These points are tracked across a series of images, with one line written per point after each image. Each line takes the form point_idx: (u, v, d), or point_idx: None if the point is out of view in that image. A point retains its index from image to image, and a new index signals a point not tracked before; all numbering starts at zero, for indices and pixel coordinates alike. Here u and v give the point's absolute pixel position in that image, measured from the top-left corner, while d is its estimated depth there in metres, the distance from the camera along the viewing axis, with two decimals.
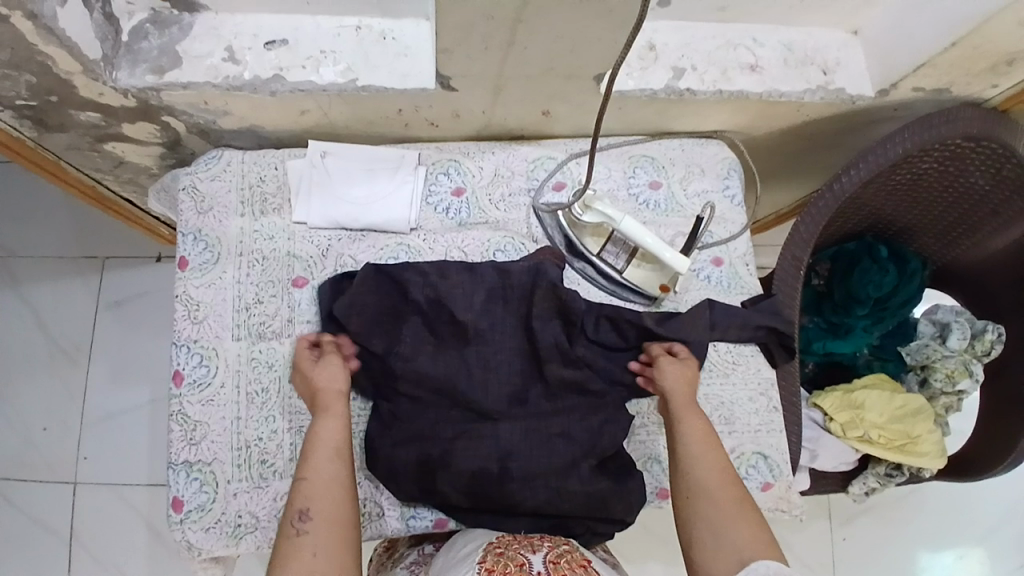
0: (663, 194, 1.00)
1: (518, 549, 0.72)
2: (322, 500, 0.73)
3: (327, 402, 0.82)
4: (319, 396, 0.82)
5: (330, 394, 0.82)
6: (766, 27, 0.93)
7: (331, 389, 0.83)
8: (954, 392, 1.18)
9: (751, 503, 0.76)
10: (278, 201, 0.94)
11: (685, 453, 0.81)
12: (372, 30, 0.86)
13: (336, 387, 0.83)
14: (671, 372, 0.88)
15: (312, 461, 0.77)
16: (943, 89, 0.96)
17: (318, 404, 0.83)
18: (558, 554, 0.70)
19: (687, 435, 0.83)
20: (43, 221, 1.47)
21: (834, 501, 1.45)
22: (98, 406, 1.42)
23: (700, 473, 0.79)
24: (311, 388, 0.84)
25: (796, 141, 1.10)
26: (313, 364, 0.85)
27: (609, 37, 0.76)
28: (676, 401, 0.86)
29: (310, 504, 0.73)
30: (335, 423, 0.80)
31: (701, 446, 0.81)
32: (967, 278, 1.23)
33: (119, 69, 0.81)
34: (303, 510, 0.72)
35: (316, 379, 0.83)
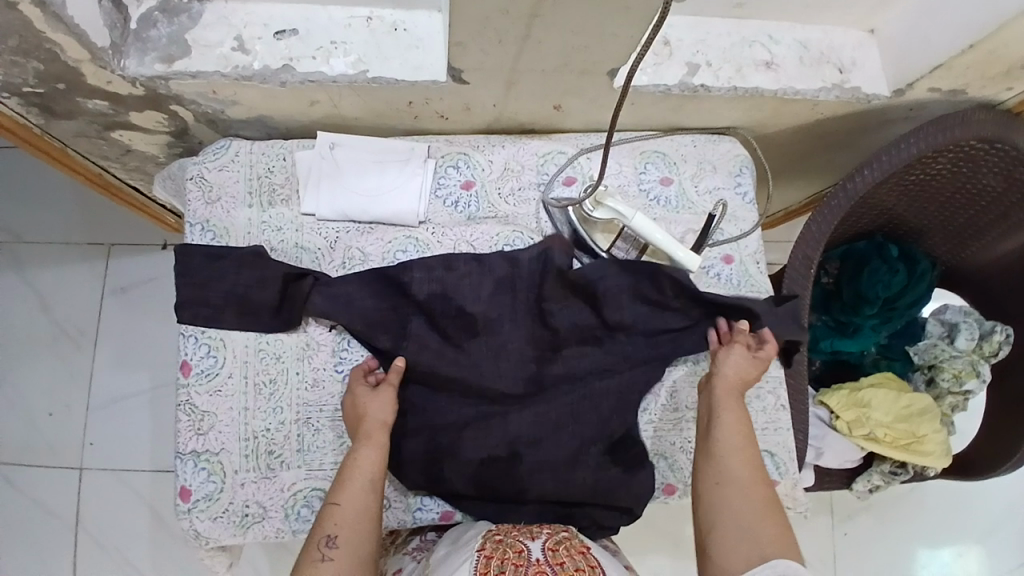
0: (674, 190, 0.99)
1: (517, 536, 0.73)
2: (350, 529, 0.74)
3: (372, 428, 0.81)
4: (363, 423, 0.82)
5: (375, 423, 0.81)
6: (782, 23, 0.92)
7: (377, 418, 0.82)
8: (961, 392, 1.17)
9: (772, 503, 0.76)
10: (287, 192, 0.93)
11: (722, 442, 0.81)
12: (383, 21, 0.85)
13: (382, 417, 0.82)
14: (734, 360, 0.87)
15: (347, 487, 0.77)
16: (958, 91, 0.95)
17: (361, 428, 0.82)
18: (557, 540, 0.71)
19: (728, 424, 0.82)
20: (49, 209, 1.47)
21: (836, 497, 1.45)
22: (102, 392, 1.42)
23: (733, 465, 0.79)
24: (357, 413, 0.83)
25: (809, 138, 1.09)
26: (365, 390, 0.84)
27: (624, 33, 0.75)
28: (726, 390, 0.85)
29: (338, 531, 0.73)
30: (374, 453, 0.80)
31: (737, 437, 0.81)
32: (978, 279, 1.22)
33: (128, 58, 0.80)
34: (330, 535, 0.73)
35: (364, 405, 0.83)
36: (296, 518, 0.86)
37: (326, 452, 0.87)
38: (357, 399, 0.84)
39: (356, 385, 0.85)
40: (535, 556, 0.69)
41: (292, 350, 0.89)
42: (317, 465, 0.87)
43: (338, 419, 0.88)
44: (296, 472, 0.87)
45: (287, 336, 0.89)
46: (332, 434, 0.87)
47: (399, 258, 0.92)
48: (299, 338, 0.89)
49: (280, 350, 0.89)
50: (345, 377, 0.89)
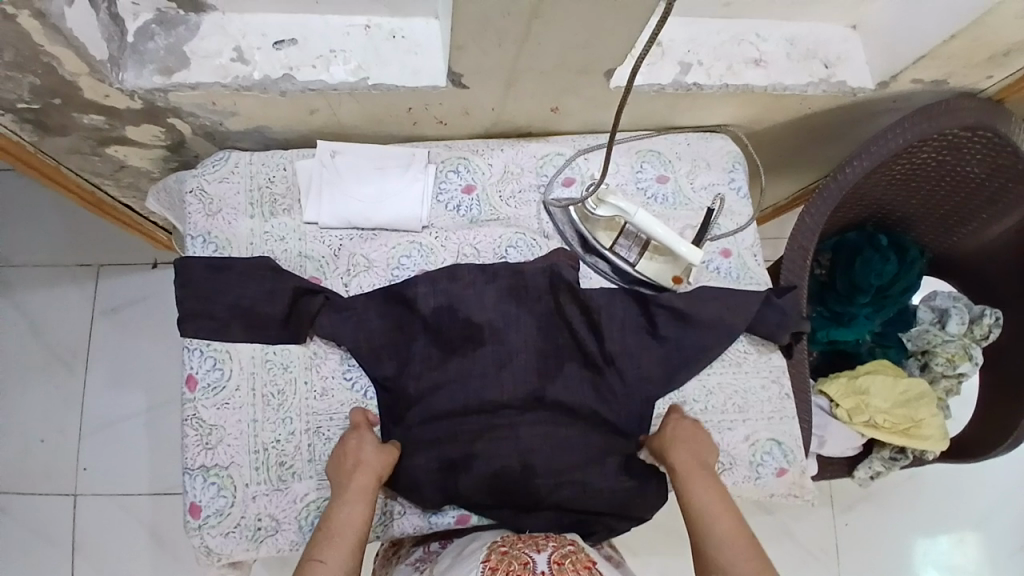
0: (671, 187, 1.01)
1: (522, 549, 0.71)
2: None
3: (364, 482, 0.79)
4: (359, 471, 0.80)
5: (371, 475, 0.80)
6: (769, 21, 0.95)
7: (370, 471, 0.80)
8: (954, 374, 1.20)
9: (771, 571, 0.72)
10: (288, 201, 0.93)
11: (699, 524, 0.77)
12: (381, 29, 0.86)
13: (376, 471, 0.80)
14: (672, 435, 0.85)
15: (333, 544, 0.73)
16: (941, 81, 0.98)
17: (348, 482, 0.79)
18: (563, 554, 0.70)
19: (698, 503, 0.79)
20: (37, 228, 1.44)
21: (837, 487, 1.47)
22: (97, 415, 1.39)
23: (720, 546, 0.75)
24: (344, 467, 0.81)
25: (797, 133, 1.12)
26: (364, 438, 0.82)
27: (622, 32, 0.77)
28: (679, 466, 0.82)
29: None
30: (364, 507, 0.77)
31: (712, 510, 0.78)
32: (965, 265, 1.26)
33: (126, 70, 0.80)
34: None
35: (356, 458, 0.81)
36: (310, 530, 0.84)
37: None
38: (354, 446, 0.82)
39: (350, 435, 0.83)
40: (540, 568, 0.68)
41: (299, 360, 0.88)
42: None
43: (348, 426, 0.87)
44: (309, 483, 0.85)
45: (293, 346, 0.88)
46: None
47: (404, 263, 0.93)
48: (306, 348, 0.88)
49: (287, 360, 0.88)
50: (354, 384, 0.89)
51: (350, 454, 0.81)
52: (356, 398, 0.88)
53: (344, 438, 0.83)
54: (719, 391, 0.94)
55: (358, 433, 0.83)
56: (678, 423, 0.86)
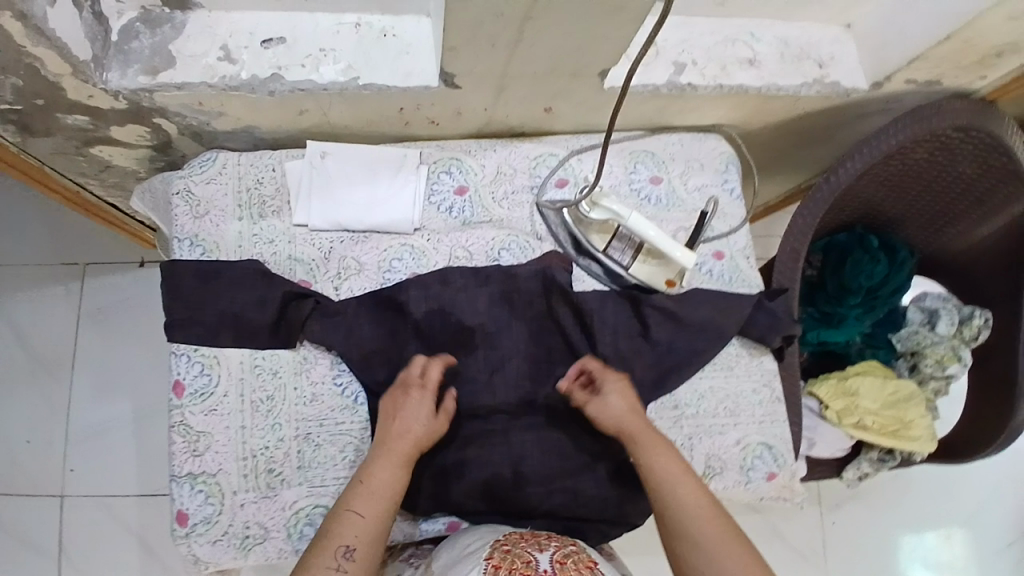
0: (664, 189, 1.01)
1: (524, 548, 0.71)
2: (369, 545, 0.71)
3: (410, 447, 0.78)
4: (404, 436, 0.78)
5: (417, 442, 0.78)
6: (763, 21, 0.94)
7: (417, 439, 0.79)
8: (943, 376, 1.22)
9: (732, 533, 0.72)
10: (277, 203, 0.91)
11: (659, 489, 0.76)
12: (372, 28, 0.84)
13: (423, 438, 0.79)
14: (618, 398, 0.83)
15: (372, 501, 0.74)
16: (933, 82, 0.97)
17: (396, 443, 0.78)
18: (565, 554, 0.70)
19: (656, 468, 0.77)
20: (19, 227, 1.42)
21: (826, 485, 1.48)
22: (85, 416, 1.38)
23: (683, 509, 0.74)
24: (392, 425, 0.79)
25: (789, 134, 1.11)
26: (415, 403, 0.80)
27: (616, 34, 0.76)
28: (632, 430, 0.81)
29: (357, 543, 0.71)
30: (403, 472, 0.77)
31: (671, 474, 0.76)
32: (953, 266, 1.27)
33: (110, 70, 0.78)
34: (348, 546, 0.70)
35: (406, 421, 0.79)
36: (299, 537, 0.83)
37: (328, 467, 0.85)
38: (404, 409, 0.80)
39: (405, 394, 0.81)
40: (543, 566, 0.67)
41: (288, 365, 0.87)
42: (320, 481, 0.85)
43: (339, 432, 0.86)
44: (298, 489, 0.85)
45: (282, 352, 0.87)
46: (334, 449, 0.86)
47: (395, 266, 0.92)
48: (295, 354, 0.87)
49: (276, 366, 0.87)
50: (344, 390, 0.87)
51: (401, 413, 0.80)
52: (346, 404, 0.87)
53: (398, 395, 0.81)
54: (711, 395, 0.94)
55: (413, 395, 0.81)
56: (617, 384, 0.84)
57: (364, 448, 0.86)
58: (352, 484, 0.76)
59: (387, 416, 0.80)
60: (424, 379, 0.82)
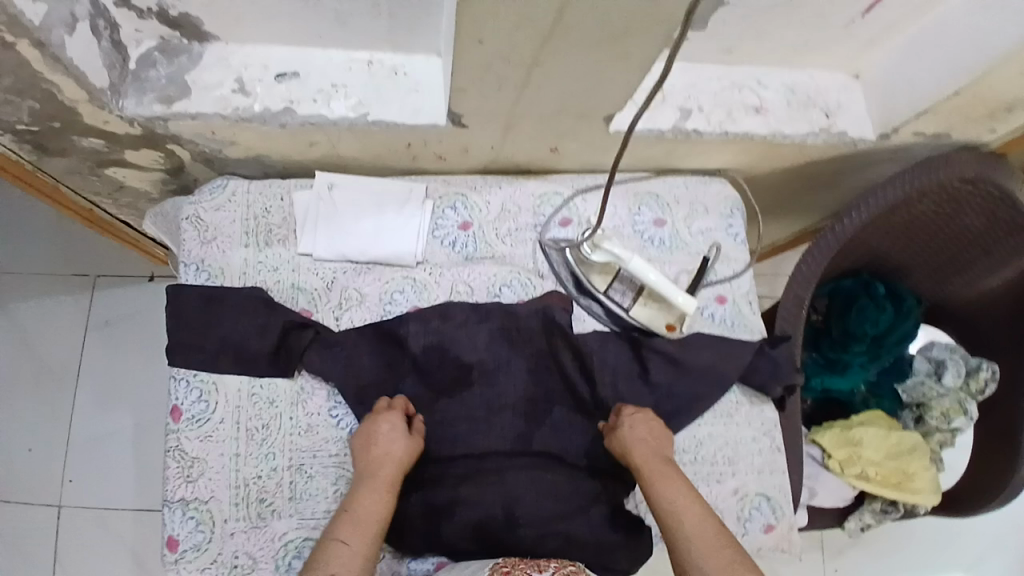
0: (667, 232, 1.01)
1: (524, 568, 0.73)
2: (357, 571, 0.69)
3: (389, 472, 0.79)
4: (382, 461, 0.79)
5: (394, 466, 0.79)
6: (770, 69, 0.94)
7: (395, 463, 0.80)
8: (948, 428, 1.21)
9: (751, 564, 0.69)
10: (283, 232, 0.92)
11: (667, 519, 0.75)
12: (383, 65, 0.86)
13: (401, 463, 0.80)
14: (632, 430, 0.85)
15: (358, 527, 0.72)
16: (942, 135, 0.97)
17: (375, 470, 0.79)
18: (565, 574, 0.73)
19: (663, 498, 0.77)
20: (33, 238, 1.44)
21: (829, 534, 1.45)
22: (86, 427, 1.38)
23: (691, 537, 0.72)
24: (370, 453, 0.80)
25: (797, 180, 1.11)
26: (388, 428, 0.82)
27: (622, 80, 0.77)
28: (642, 462, 0.81)
29: (343, 571, 0.68)
30: (385, 497, 0.76)
31: (677, 504, 0.76)
32: (960, 315, 1.25)
33: (126, 98, 0.80)
34: (335, 575, 0.67)
35: (384, 447, 0.80)
36: (287, 570, 0.83)
37: (319, 499, 0.85)
38: (377, 437, 0.81)
39: (378, 421, 0.83)
40: None
41: (285, 395, 0.87)
42: (310, 513, 0.85)
43: (332, 465, 0.86)
44: (289, 521, 0.85)
45: (280, 381, 0.88)
46: (326, 481, 0.86)
47: (396, 299, 0.93)
48: (293, 384, 0.88)
49: (273, 395, 0.87)
50: (339, 422, 0.88)
51: (377, 441, 0.81)
52: (341, 436, 0.87)
53: (371, 424, 0.83)
54: (709, 442, 0.93)
55: (386, 422, 0.83)
56: (632, 416, 0.86)
57: None
58: (337, 514, 0.75)
59: (360, 446, 0.81)
60: (396, 408, 0.85)
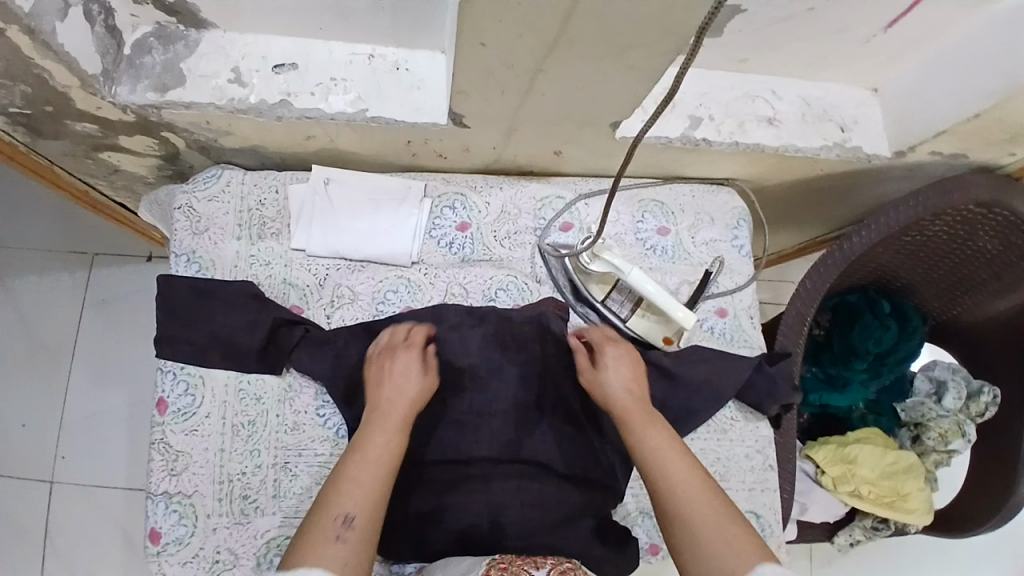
0: (671, 240, 0.98)
1: (521, 565, 0.71)
2: (370, 509, 0.66)
3: (402, 409, 0.75)
4: (391, 399, 0.76)
5: (407, 404, 0.76)
6: (786, 79, 0.91)
7: (408, 401, 0.76)
8: (945, 450, 1.17)
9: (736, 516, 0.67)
10: (277, 225, 0.91)
11: (654, 467, 0.71)
12: (385, 59, 0.83)
13: (414, 401, 0.77)
14: (616, 373, 0.80)
15: (371, 465, 0.69)
16: (959, 155, 0.94)
17: (386, 407, 0.75)
18: (562, 570, 0.70)
19: (649, 444, 0.72)
20: (32, 213, 1.43)
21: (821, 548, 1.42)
22: (80, 405, 1.38)
23: (680, 488, 0.69)
24: (381, 392, 0.77)
25: (807, 192, 1.08)
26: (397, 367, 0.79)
27: (630, 89, 0.74)
28: (627, 407, 0.77)
29: (357, 510, 0.66)
30: (397, 436, 0.72)
31: (664, 449, 0.72)
32: (965, 337, 1.22)
33: (119, 84, 0.78)
34: (348, 513, 0.65)
35: (396, 387, 0.77)
36: (268, 567, 0.83)
37: (303, 498, 0.84)
38: (387, 375, 0.78)
39: (393, 358, 0.80)
40: None
41: (272, 392, 0.86)
42: (294, 511, 0.84)
43: (317, 464, 0.85)
44: (272, 518, 0.84)
45: (267, 378, 0.87)
46: (310, 480, 0.85)
47: (389, 299, 0.91)
48: (281, 381, 0.87)
49: (261, 392, 0.86)
50: (326, 421, 0.86)
51: (389, 381, 0.78)
52: (327, 435, 0.86)
53: (384, 363, 0.80)
54: (701, 457, 0.92)
55: (399, 360, 0.80)
56: (616, 356, 0.82)
57: None
58: (347, 450, 0.72)
59: (373, 386, 0.78)
60: (412, 343, 0.82)
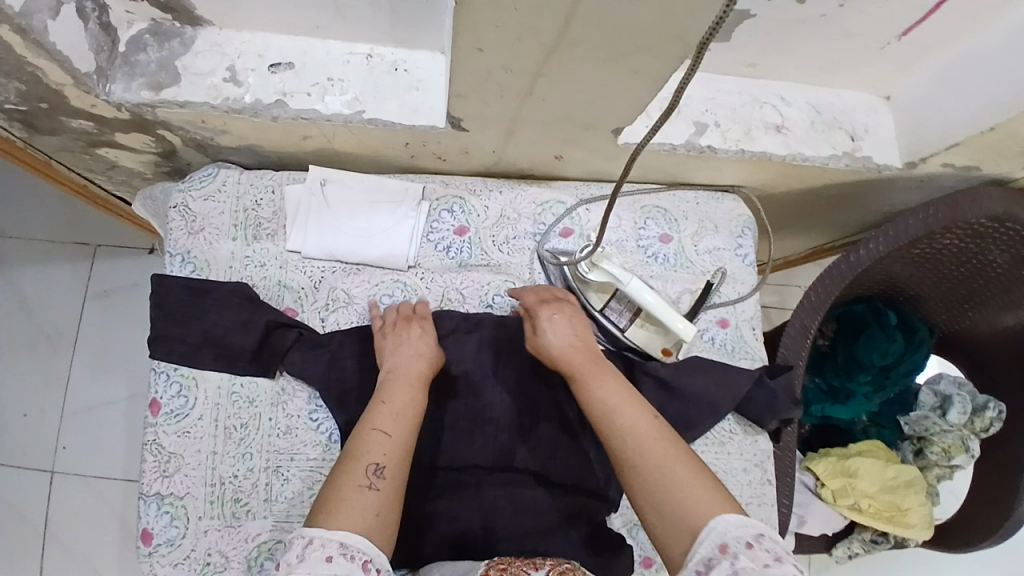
0: (673, 248, 0.96)
1: (519, 566, 0.69)
2: (398, 462, 0.69)
3: (422, 372, 0.78)
4: (409, 362, 0.78)
5: (424, 366, 0.79)
6: (795, 84, 0.89)
7: (427, 365, 0.79)
8: (948, 465, 1.16)
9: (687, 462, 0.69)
10: (273, 226, 0.90)
11: (605, 420, 0.73)
12: (384, 59, 0.81)
13: (431, 365, 0.80)
14: (556, 331, 0.82)
15: (396, 421, 0.71)
16: (972, 168, 0.91)
17: (407, 368, 0.78)
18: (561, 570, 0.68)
19: (598, 398, 0.75)
20: (35, 204, 1.43)
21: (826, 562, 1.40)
22: (81, 395, 1.39)
23: (629, 435, 0.71)
24: (401, 355, 0.79)
25: (814, 200, 1.05)
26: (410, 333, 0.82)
27: (632, 96, 0.72)
28: (574, 363, 0.79)
29: (387, 461, 0.68)
30: (416, 395, 0.75)
31: (613, 401, 0.74)
32: (972, 350, 1.20)
33: (114, 82, 0.76)
34: (378, 464, 0.67)
35: (415, 351, 0.80)
36: (259, 571, 0.82)
37: (295, 502, 0.84)
38: (400, 341, 0.81)
39: (409, 326, 0.83)
40: None
41: (265, 395, 0.86)
42: (285, 515, 0.84)
43: (309, 469, 0.85)
44: (264, 522, 0.84)
45: (260, 381, 0.86)
46: (302, 485, 0.84)
47: (384, 302, 0.90)
48: (273, 384, 0.86)
49: (253, 395, 0.86)
50: (319, 425, 0.86)
51: (408, 346, 0.80)
52: (320, 440, 0.85)
53: (404, 330, 0.82)
54: None
55: (417, 328, 0.83)
56: (553, 313, 0.83)
57: None
58: (371, 406, 0.73)
59: (388, 350, 0.81)
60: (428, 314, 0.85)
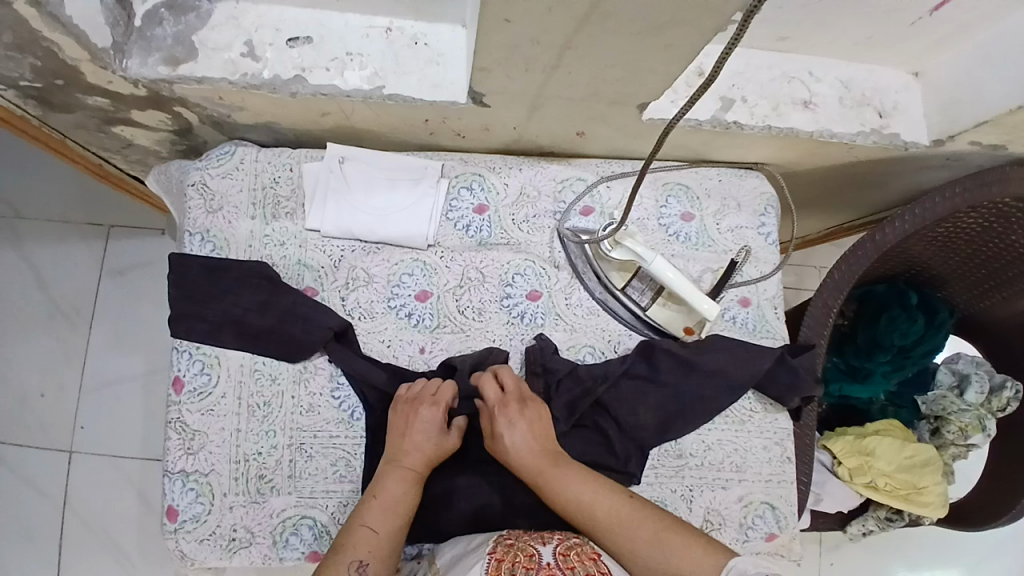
0: (695, 227, 0.95)
1: (528, 541, 0.68)
2: (383, 560, 0.70)
3: (419, 468, 0.77)
4: (408, 449, 0.77)
5: (425, 457, 0.77)
6: (825, 59, 0.87)
7: (429, 455, 0.78)
8: (964, 444, 1.14)
9: (671, 524, 0.72)
10: (291, 205, 0.89)
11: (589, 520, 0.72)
12: (403, 33, 0.80)
13: (432, 458, 0.78)
14: (521, 431, 0.78)
15: (386, 516, 0.72)
16: (1000, 146, 0.90)
17: (407, 457, 0.77)
18: (568, 547, 0.67)
19: (573, 494, 0.74)
20: (46, 184, 1.42)
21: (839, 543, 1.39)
22: (98, 373, 1.39)
23: (612, 521, 0.72)
24: (401, 444, 0.78)
25: (838, 177, 1.04)
26: (413, 420, 0.79)
27: (662, 70, 0.70)
28: (543, 464, 0.76)
29: (371, 559, 0.69)
30: (411, 488, 0.75)
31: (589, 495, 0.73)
32: (992, 329, 1.19)
33: (130, 57, 0.75)
34: (362, 561, 0.68)
35: (414, 441, 0.77)
36: (285, 546, 0.82)
37: (318, 480, 0.84)
38: (403, 426, 0.79)
39: (417, 412, 0.79)
40: (546, 560, 0.65)
41: (287, 373, 0.86)
42: (309, 492, 0.84)
43: (332, 447, 0.85)
44: (288, 498, 0.84)
45: (282, 360, 0.86)
46: (325, 462, 0.84)
47: (405, 281, 0.89)
48: (296, 364, 0.86)
49: (276, 372, 0.86)
50: (341, 403, 0.86)
51: (411, 432, 0.78)
52: (341, 418, 0.85)
53: (409, 411, 0.79)
54: (717, 448, 0.90)
55: (427, 410, 0.79)
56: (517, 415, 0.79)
57: (355, 463, 0.85)
58: (364, 495, 0.74)
59: (392, 432, 0.79)
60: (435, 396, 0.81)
